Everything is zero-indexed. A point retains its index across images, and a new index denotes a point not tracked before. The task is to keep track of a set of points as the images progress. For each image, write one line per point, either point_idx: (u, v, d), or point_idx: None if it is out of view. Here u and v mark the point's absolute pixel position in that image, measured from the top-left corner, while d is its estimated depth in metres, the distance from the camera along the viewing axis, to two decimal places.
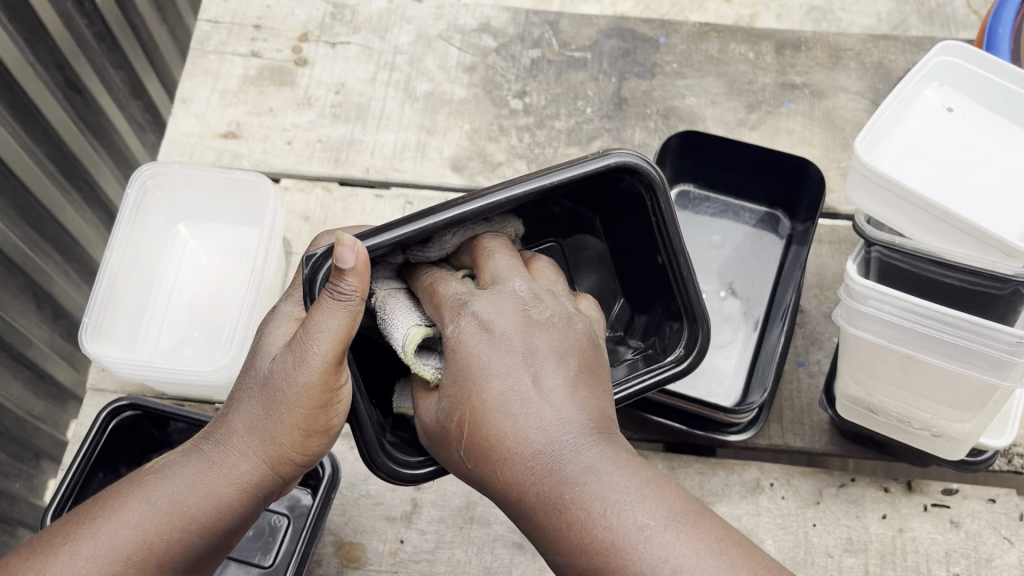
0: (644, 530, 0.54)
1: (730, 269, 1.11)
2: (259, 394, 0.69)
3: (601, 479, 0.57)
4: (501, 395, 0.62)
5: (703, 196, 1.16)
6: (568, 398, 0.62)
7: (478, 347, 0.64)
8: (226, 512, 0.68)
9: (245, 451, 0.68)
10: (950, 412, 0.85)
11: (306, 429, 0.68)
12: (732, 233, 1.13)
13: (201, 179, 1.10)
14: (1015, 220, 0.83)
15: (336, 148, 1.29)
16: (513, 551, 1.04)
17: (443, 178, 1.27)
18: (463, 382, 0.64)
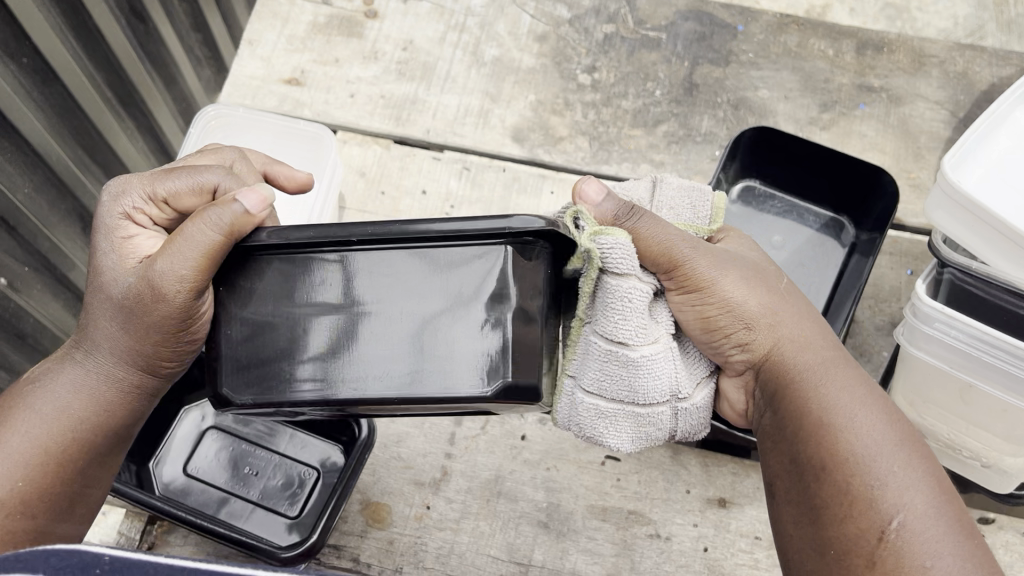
0: (874, 458, 0.65)
1: (788, 271, 1.07)
2: (114, 307, 0.72)
3: (852, 411, 0.68)
4: (816, 360, 0.73)
5: (767, 193, 1.12)
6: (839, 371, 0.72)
7: (790, 355, 0.74)
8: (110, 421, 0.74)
9: (111, 359, 0.73)
10: (1004, 445, 0.83)
11: (163, 342, 0.73)
12: (794, 235, 1.10)
13: (264, 126, 1.11)
14: None
15: (399, 106, 1.28)
16: (537, 530, 1.04)
17: (502, 147, 1.26)
18: (789, 378, 0.73)
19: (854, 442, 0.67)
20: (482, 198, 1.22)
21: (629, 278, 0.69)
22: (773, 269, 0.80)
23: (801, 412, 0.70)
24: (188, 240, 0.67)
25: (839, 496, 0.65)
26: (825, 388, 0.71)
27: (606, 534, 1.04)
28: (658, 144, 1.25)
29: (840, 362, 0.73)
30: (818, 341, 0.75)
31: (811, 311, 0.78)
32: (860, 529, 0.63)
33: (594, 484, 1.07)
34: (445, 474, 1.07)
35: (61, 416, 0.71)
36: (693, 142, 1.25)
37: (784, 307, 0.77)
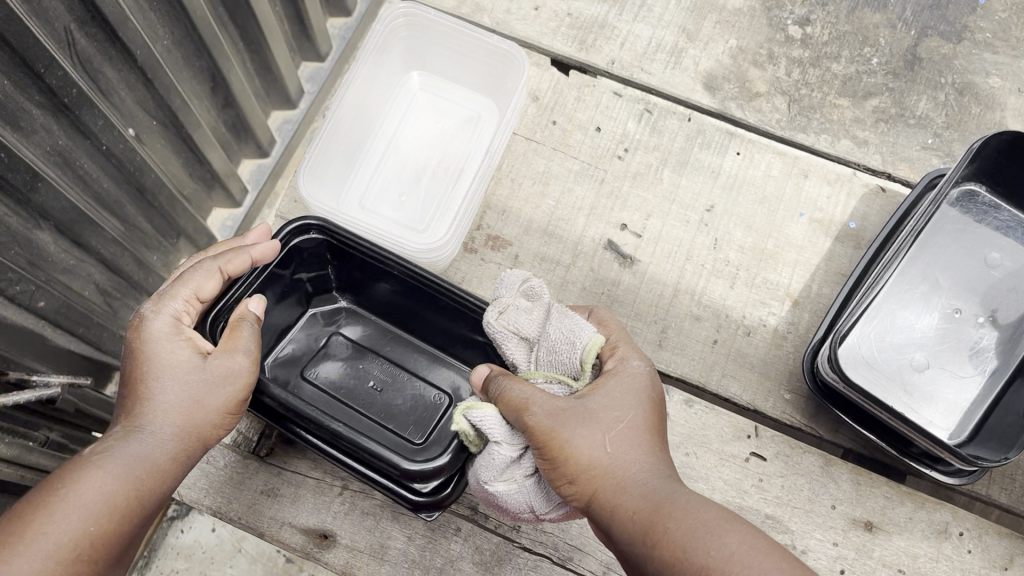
0: (717, 552, 0.58)
1: (998, 294, 0.97)
2: (192, 380, 0.73)
3: (686, 511, 0.62)
4: (618, 473, 0.68)
5: (992, 202, 1.00)
6: (621, 436, 0.70)
7: (594, 453, 0.69)
8: (174, 470, 0.71)
9: (177, 419, 0.71)
10: None
11: (231, 413, 0.75)
12: (1014, 255, 0.98)
13: (454, 35, 1.00)
14: None
15: (586, 29, 1.18)
16: None
17: (691, 93, 1.15)
18: (601, 486, 0.68)
19: (689, 542, 0.60)
20: (661, 145, 1.12)
21: (505, 447, 0.74)
22: (641, 399, 0.72)
23: (653, 523, 0.63)
24: (247, 339, 0.78)
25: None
26: (677, 511, 0.63)
27: None
28: (865, 120, 1.13)
29: (670, 482, 0.67)
30: (639, 457, 0.69)
31: (628, 422, 0.71)
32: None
33: (734, 479, 0.98)
34: None
35: (108, 482, 0.66)
36: (904, 124, 1.12)
37: (569, 426, 0.70)
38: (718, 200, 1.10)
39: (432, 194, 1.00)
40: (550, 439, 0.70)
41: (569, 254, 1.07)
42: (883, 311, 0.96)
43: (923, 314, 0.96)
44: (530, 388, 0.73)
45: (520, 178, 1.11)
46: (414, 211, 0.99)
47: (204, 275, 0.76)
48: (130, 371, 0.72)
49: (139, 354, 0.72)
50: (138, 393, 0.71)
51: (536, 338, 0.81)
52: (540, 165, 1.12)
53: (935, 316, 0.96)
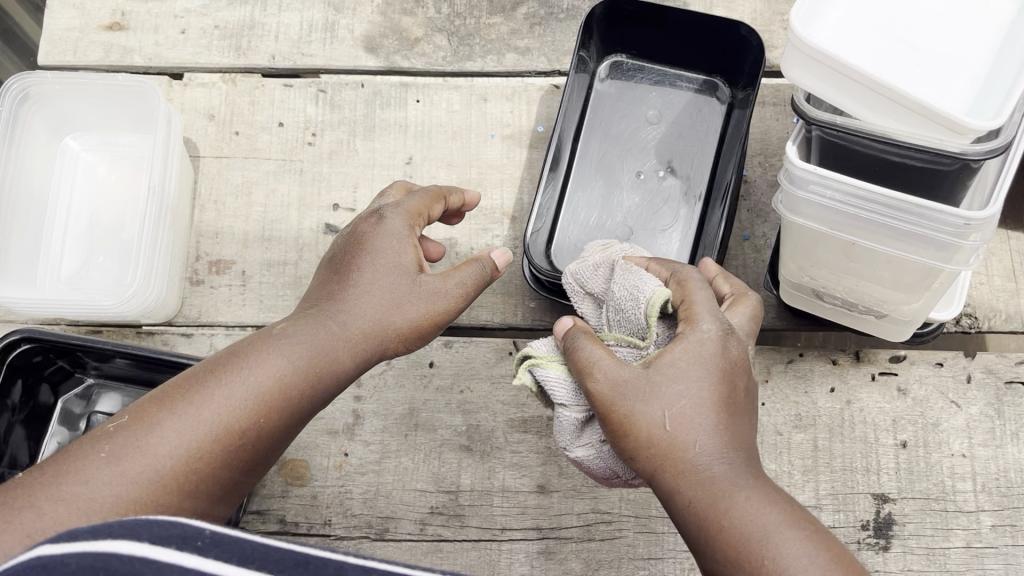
0: (764, 533, 0.66)
1: (668, 146, 1.04)
2: (394, 274, 0.80)
3: (737, 496, 0.69)
4: (660, 424, 0.73)
5: (636, 66, 1.07)
6: (696, 395, 0.73)
7: (654, 421, 0.73)
8: (305, 401, 0.75)
9: (277, 364, 0.74)
10: (894, 296, 0.81)
11: (431, 319, 0.81)
12: (669, 105, 1.06)
13: (86, 88, 1.00)
14: (967, 87, 0.77)
15: (237, 34, 1.18)
16: (461, 455, 1.02)
17: (357, 60, 1.17)
18: (658, 457, 0.73)
19: (730, 519, 0.68)
20: (345, 119, 1.14)
21: (570, 409, 0.83)
22: (705, 369, 0.74)
23: (713, 508, 0.69)
24: (465, 274, 0.82)
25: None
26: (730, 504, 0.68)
27: (530, 446, 1.02)
28: (521, 30, 1.18)
29: (731, 461, 0.71)
30: (699, 431, 0.72)
31: (697, 394, 0.73)
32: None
33: (511, 398, 1.04)
34: (358, 418, 1.04)
35: (224, 405, 0.70)
36: (556, 20, 1.18)
37: (630, 415, 0.74)
38: (414, 150, 1.13)
39: (126, 244, 1.00)
40: (614, 415, 0.75)
41: (293, 250, 1.09)
42: (575, 200, 1.04)
43: (611, 190, 1.03)
44: (598, 352, 0.77)
45: (222, 198, 1.11)
46: (115, 267, 0.99)
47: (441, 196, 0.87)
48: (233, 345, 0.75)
49: (362, 246, 0.81)
50: (270, 341, 0.76)
51: (602, 292, 0.89)
52: (238, 178, 1.12)
53: (623, 187, 1.03)
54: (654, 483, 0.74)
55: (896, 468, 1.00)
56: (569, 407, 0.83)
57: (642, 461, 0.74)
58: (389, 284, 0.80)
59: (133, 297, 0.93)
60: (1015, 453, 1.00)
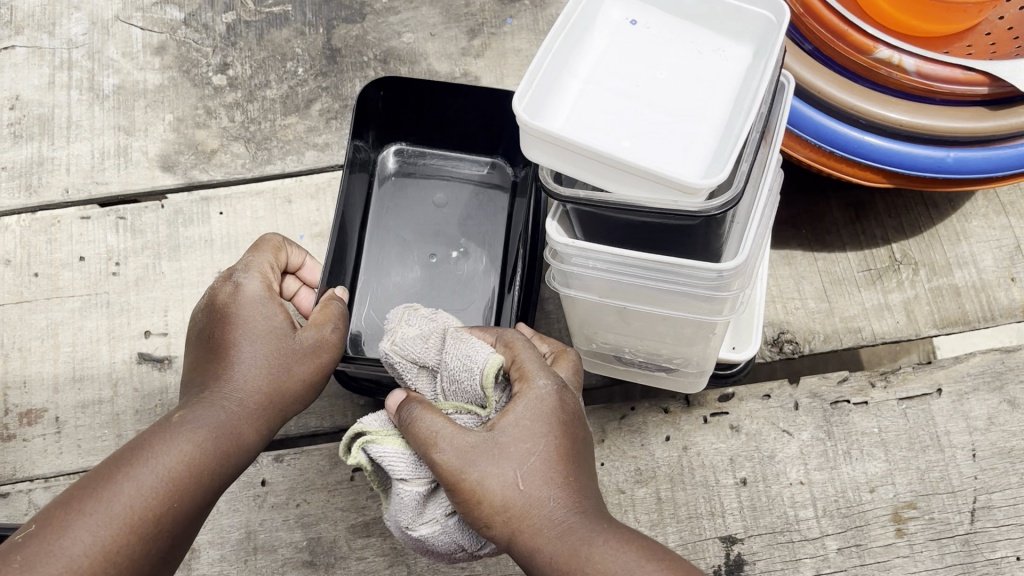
0: None
1: (461, 226, 1.08)
2: (272, 340, 0.77)
3: (599, 546, 0.65)
4: (508, 489, 0.68)
5: (417, 152, 1.13)
6: (535, 453, 0.69)
7: (503, 485, 0.67)
8: (212, 483, 0.72)
9: (171, 457, 0.69)
10: (684, 350, 0.82)
11: (308, 383, 0.79)
12: (456, 191, 1.10)
13: None
14: (708, 139, 0.78)
15: (26, 172, 1.14)
16: (305, 571, 0.99)
17: (153, 181, 1.14)
18: (512, 520, 0.67)
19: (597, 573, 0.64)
20: (147, 243, 1.11)
21: (413, 483, 0.74)
22: (551, 424, 0.70)
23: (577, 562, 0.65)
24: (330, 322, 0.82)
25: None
26: (592, 556, 0.65)
27: (375, 549, 0.99)
28: (318, 126, 1.17)
29: (582, 512, 0.67)
30: (550, 487, 0.68)
31: (541, 452, 0.69)
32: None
33: (349, 503, 1.01)
34: (194, 551, 1.00)
35: (130, 495, 0.66)
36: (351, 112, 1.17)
37: (479, 484, 0.67)
38: (222, 263, 1.10)
39: None
40: (459, 484, 0.68)
41: (107, 386, 1.05)
42: (375, 283, 1.05)
43: (408, 273, 1.05)
44: (439, 420, 0.69)
45: (26, 344, 1.07)
46: None
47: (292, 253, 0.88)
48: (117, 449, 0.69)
49: (228, 319, 0.77)
50: (174, 428, 0.72)
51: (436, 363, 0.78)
52: (41, 321, 1.08)
53: (421, 271, 1.05)
54: (513, 546, 0.69)
55: (740, 507, 1.00)
56: (413, 480, 0.74)
57: (490, 528, 0.69)
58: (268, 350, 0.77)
59: None
60: (850, 472, 1.01)
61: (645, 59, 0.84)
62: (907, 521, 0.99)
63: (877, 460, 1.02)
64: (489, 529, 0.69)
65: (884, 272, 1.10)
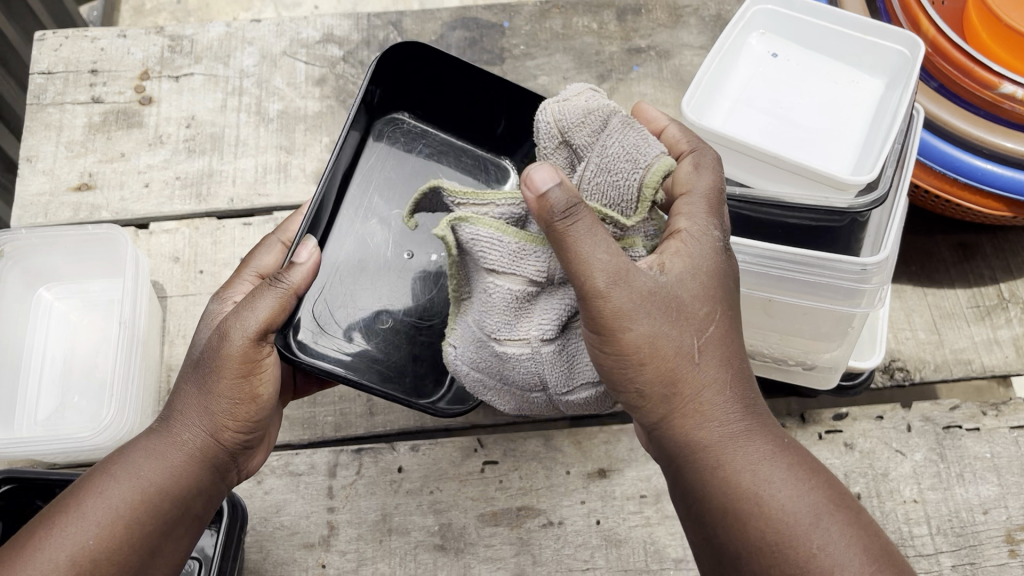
0: (814, 517, 0.68)
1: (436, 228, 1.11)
2: (193, 371, 0.84)
3: (773, 465, 0.70)
4: (682, 354, 0.70)
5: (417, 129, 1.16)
6: (718, 353, 0.72)
7: (675, 341, 0.70)
8: (151, 505, 0.78)
9: (119, 476, 0.78)
10: (818, 346, 0.89)
11: (230, 389, 0.82)
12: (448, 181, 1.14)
13: (56, 241, 1.08)
14: (847, 153, 0.86)
15: (197, 182, 1.27)
16: (436, 554, 1.04)
17: (310, 195, 1.26)
18: (686, 404, 0.70)
19: (770, 489, 0.69)
20: None
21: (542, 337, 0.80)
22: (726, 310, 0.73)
23: (723, 461, 0.70)
24: (265, 294, 0.85)
25: (761, 536, 0.67)
26: (738, 457, 0.70)
27: (502, 538, 1.05)
28: None
29: (754, 419, 0.71)
30: (730, 393, 0.71)
31: (699, 333, 0.71)
32: (762, 534, 0.67)
33: (479, 493, 1.07)
34: (333, 529, 1.06)
35: (90, 510, 0.76)
36: None
37: (649, 325, 0.69)
38: None
39: (98, 381, 1.06)
40: (615, 313, 0.68)
41: None
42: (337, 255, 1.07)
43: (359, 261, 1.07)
44: (596, 239, 0.68)
45: (189, 333, 1.17)
46: (88, 405, 1.05)
47: (263, 258, 1.02)
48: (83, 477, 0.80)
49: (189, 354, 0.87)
50: (107, 469, 0.79)
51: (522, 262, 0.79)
52: (203, 313, 1.18)
53: (387, 264, 1.08)
54: (681, 440, 0.71)
55: None
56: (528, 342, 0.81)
57: (659, 410, 0.71)
58: (198, 364, 0.84)
59: (105, 430, 0.99)
60: (964, 493, 1.05)
61: (788, 85, 0.93)
62: (1020, 543, 1.02)
63: (990, 484, 1.05)
64: (650, 406, 0.71)
65: (993, 309, 1.15)
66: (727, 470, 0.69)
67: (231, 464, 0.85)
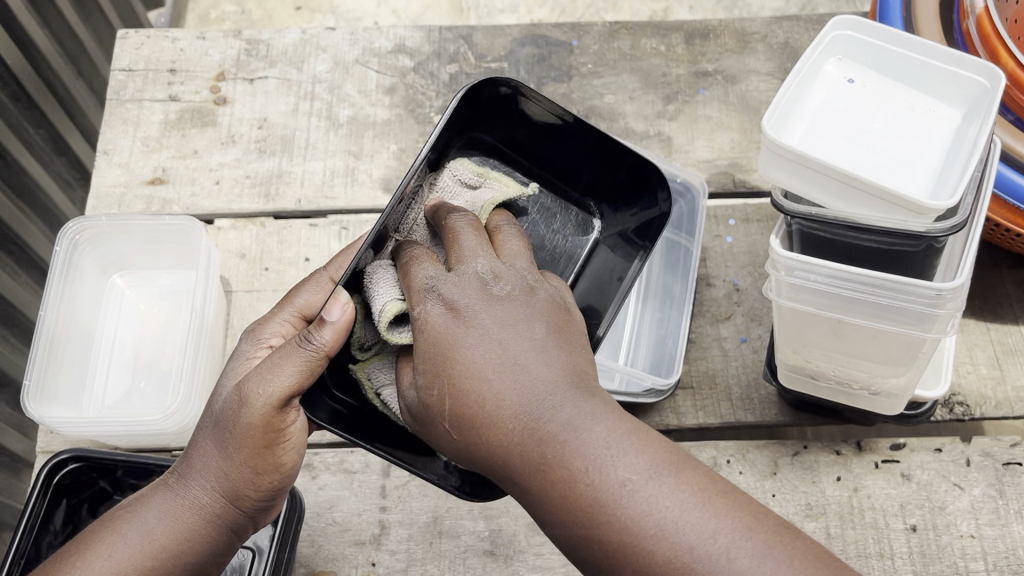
0: (618, 487, 0.60)
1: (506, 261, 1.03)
2: (212, 432, 0.82)
3: (579, 435, 0.63)
4: (459, 336, 0.69)
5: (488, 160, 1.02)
6: (504, 343, 0.69)
7: (444, 327, 0.70)
8: (160, 573, 0.79)
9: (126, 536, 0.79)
10: (885, 370, 0.90)
11: (254, 461, 0.81)
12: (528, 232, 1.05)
13: (131, 230, 1.11)
14: (923, 180, 0.86)
15: (266, 182, 1.30)
16: (485, 559, 1.05)
17: (376, 200, 1.28)
18: (446, 375, 0.69)
19: (577, 463, 0.62)
20: None
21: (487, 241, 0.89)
22: (522, 312, 0.71)
23: (546, 459, 0.63)
24: (291, 360, 0.80)
25: (600, 542, 0.61)
26: (572, 447, 0.63)
27: (552, 547, 1.05)
28: None
29: (567, 404, 0.65)
30: (513, 373, 0.67)
31: (557, 363, 0.68)
32: (608, 538, 0.60)
33: None
34: (384, 528, 1.07)
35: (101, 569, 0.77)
36: None
37: (527, 344, 0.69)
38: None
39: (165, 369, 1.08)
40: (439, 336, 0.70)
41: None
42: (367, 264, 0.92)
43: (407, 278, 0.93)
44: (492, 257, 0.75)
45: None
46: (154, 392, 1.07)
47: (307, 297, 0.93)
48: (89, 531, 0.81)
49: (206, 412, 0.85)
50: (119, 525, 0.81)
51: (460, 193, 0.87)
52: (266, 309, 1.20)
53: None
54: (471, 442, 0.68)
55: (910, 552, 1.03)
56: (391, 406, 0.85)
57: (452, 426, 0.68)
58: (218, 431, 0.82)
59: (171, 416, 1.01)
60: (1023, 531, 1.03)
61: (865, 110, 0.92)
62: None
63: None
64: (449, 428, 0.69)
65: None
66: (557, 473, 0.62)
67: (247, 521, 0.86)
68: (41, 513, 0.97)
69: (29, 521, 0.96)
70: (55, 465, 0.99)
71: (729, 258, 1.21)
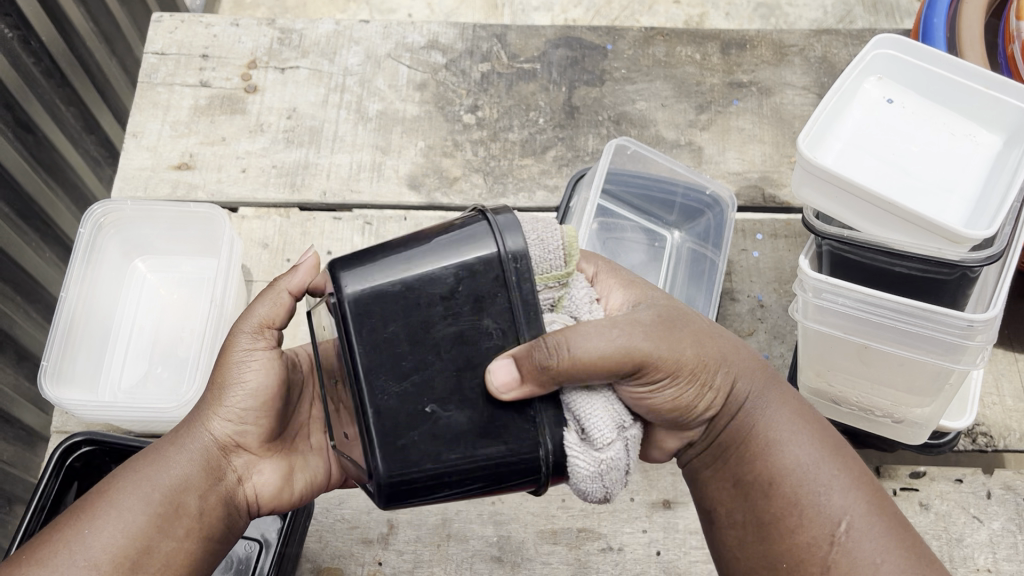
0: (816, 473, 0.74)
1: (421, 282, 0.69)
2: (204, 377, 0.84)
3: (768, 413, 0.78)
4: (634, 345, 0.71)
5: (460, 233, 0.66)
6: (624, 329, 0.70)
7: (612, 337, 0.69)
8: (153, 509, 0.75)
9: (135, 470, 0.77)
10: (911, 398, 0.88)
11: (248, 382, 0.81)
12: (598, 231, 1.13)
13: (155, 214, 1.11)
14: (959, 207, 0.85)
15: (292, 172, 1.29)
16: (493, 565, 1.04)
17: (401, 197, 1.27)
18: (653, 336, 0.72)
19: (784, 440, 0.76)
20: None
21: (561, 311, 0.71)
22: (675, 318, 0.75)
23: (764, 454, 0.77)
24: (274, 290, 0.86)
25: (770, 503, 0.75)
26: (810, 489, 0.74)
27: (560, 557, 1.04)
28: (550, 169, 1.28)
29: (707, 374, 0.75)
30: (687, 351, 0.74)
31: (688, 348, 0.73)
32: (801, 535, 0.73)
33: (541, 509, 1.07)
34: (392, 528, 1.06)
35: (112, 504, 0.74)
36: (582, 162, 1.29)
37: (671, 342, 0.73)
38: None
39: (181, 356, 1.08)
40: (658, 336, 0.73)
41: None
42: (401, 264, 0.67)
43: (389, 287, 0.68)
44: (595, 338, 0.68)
45: None
46: (170, 378, 1.07)
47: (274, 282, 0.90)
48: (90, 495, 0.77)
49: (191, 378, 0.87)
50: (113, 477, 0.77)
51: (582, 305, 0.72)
52: None
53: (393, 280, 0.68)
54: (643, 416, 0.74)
55: None
56: (617, 441, 0.67)
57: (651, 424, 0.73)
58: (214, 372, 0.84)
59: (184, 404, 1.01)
60: None
61: (903, 132, 0.90)
62: None
63: None
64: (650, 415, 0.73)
65: None
66: (736, 463, 0.78)
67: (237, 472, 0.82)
68: (52, 494, 0.97)
69: (41, 502, 0.96)
70: (67, 446, 0.99)
71: (754, 273, 1.19)
